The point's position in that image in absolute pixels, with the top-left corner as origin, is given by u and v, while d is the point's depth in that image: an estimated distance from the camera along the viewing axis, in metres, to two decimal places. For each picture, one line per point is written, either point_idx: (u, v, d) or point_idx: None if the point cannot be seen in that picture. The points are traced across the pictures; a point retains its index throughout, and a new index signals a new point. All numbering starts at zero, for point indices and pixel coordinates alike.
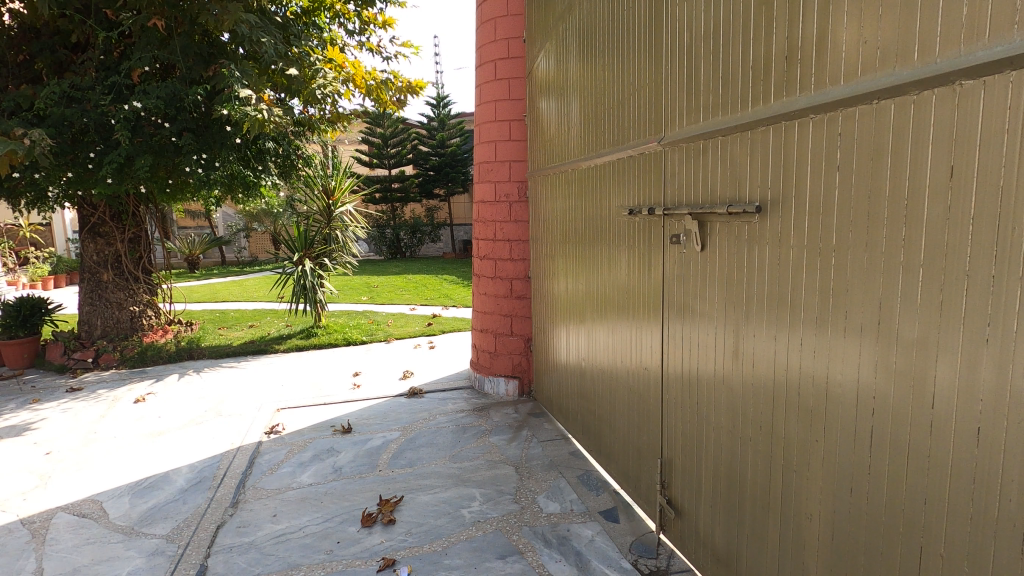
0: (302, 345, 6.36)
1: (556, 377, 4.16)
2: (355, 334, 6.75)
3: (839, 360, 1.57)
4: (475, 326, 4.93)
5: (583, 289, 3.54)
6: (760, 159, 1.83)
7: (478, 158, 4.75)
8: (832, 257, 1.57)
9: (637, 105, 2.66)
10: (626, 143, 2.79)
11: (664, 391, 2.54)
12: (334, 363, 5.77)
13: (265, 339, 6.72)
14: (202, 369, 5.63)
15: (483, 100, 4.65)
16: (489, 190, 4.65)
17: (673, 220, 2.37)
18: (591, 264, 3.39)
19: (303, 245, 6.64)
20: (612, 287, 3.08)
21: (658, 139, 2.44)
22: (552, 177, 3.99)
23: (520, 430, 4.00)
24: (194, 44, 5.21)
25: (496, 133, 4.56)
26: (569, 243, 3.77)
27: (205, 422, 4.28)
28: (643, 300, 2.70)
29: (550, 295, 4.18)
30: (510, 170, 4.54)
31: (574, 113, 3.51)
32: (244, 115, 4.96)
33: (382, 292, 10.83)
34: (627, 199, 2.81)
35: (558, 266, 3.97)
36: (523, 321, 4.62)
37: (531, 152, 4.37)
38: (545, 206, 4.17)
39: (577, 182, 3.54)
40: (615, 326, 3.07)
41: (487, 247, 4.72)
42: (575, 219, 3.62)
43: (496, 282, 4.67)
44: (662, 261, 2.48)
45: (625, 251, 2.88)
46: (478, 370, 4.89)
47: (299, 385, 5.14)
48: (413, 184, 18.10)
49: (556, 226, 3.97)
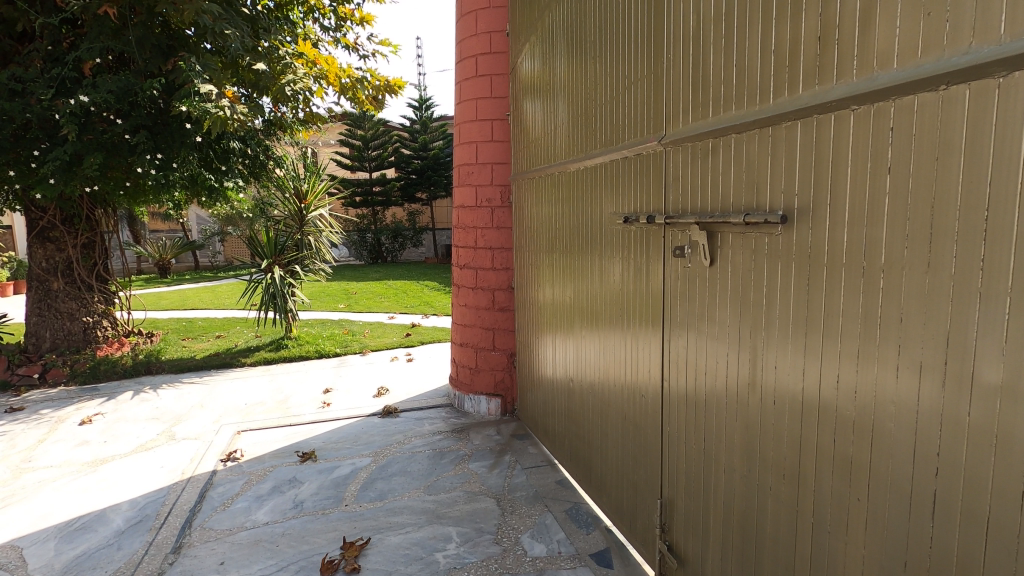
0: (271, 359, 5.96)
1: (541, 395, 3.85)
2: (329, 346, 6.36)
3: (889, 403, 1.29)
4: (455, 340, 4.61)
5: (571, 303, 3.24)
6: (783, 160, 1.54)
7: (458, 160, 4.44)
8: (881, 278, 1.28)
9: (633, 102, 2.37)
10: (620, 143, 2.50)
11: (664, 422, 2.24)
12: (303, 378, 5.39)
13: (231, 351, 6.30)
14: (159, 386, 5.20)
15: (463, 98, 4.35)
16: (470, 194, 4.34)
17: (675, 230, 2.08)
18: (580, 277, 3.09)
19: (272, 252, 6.24)
20: (604, 303, 2.78)
21: (658, 138, 2.15)
22: (537, 181, 3.70)
23: (502, 455, 3.68)
24: (152, 35, 4.83)
25: (477, 133, 4.26)
26: (554, 253, 3.48)
27: (154, 449, 3.88)
28: (640, 318, 2.41)
29: (535, 307, 3.87)
30: (492, 173, 4.23)
31: (560, 112, 3.23)
32: (204, 112, 4.57)
33: (361, 299, 10.44)
34: (622, 206, 2.52)
35: (544, 276, 3.68)
36: (506, 335, 4.31)
37: (515, 153, 4.07)
38: (529, 212, 3.87)
39: (564, 187, 3.26)
40: (608, 345, 2.77)
41: (468, 255, 4.40)
42: (562, 226, 3.33)
43: (477, 293, 4.35)
44: (662, 274, 2.20)
45: (618, 262, 2.59)
46: (458, 387, 4.56)
47: (264, 403, 4.75)
48: (395, 188, 17.72)
49: (541, 233, 3.68)
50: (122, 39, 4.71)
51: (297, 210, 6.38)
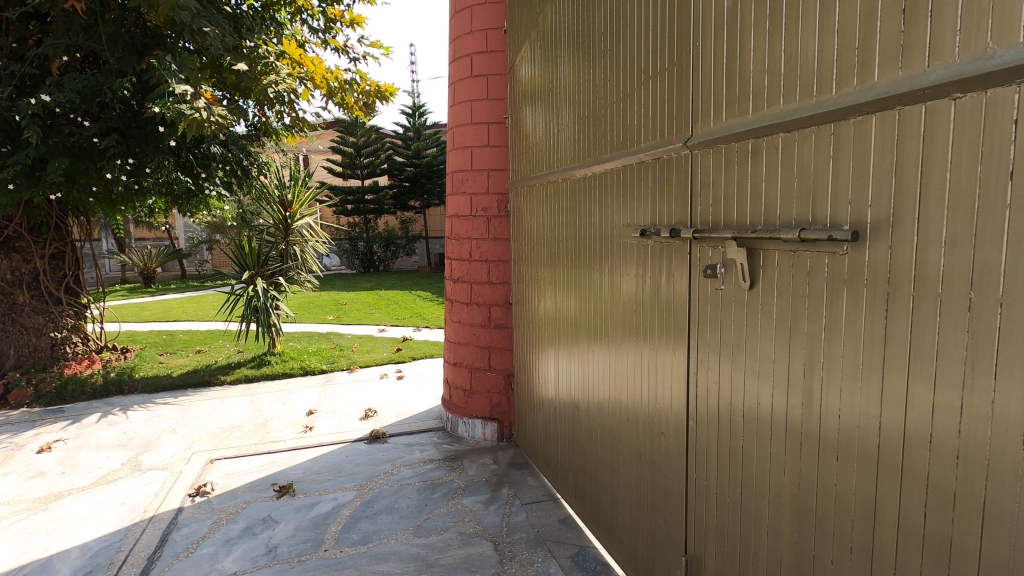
0: (252, 376, 5.61)
1: (542, 422, 3.53)
2: (314, 362, 6.02)
3: (1008, 476, 0.99)
4: (448, 359, 4.30)
5: (578, 324, 2.92)
6: (852, 164, 1.25)
7: (452, 166, 4.15)
8: (998, 314, 0.99)
9: (650, 100, 2.08)
10: (635, 146, 2.20)
11: (688, 467, 1.94)
12: (286, 399, 5.04)
13: (211, 367, 5.95)
14: (130, 408, 4.84)
15: (457, 101, 4.06)
16: (464, 203, 4.05)
17: (705, 245, 1.78)
18: (586, 295, 2.79)
19: (254, 263, 5.89)
20: (616, 325, 2.48)
21: (682, 139, 1.86)
22: (538, 189, 3.39)
23: (499, 488, 3.36)
24: (125, 32, 4.52)
25: (472, 137, 3.97)
26: (558, 268, 3.16)
27: (117, 481, 3.53)
28: (660, 345, 2.10)
29: (536, 326, 3.55)
30: (488, 180, 3.94)
31: (565, 113, 2.93)
32: (179, 114, 4.25)
33: (350, 310, 10.09)
34: (636, 217, 2.22)
35: (545, 292, 3.38)
36: (502, 354, 4.00)
37: (513, 159, 3.78)
38: (529, 223, 3.56)
39: (569, 196, 2.95)
40: (619, 374, 2.46)
41: (462, 268, 4.10)
42: (567, 240, 3.01)
43: (471, 309, 4.05)
44: (689, 297, 1.89)
45: (633, 282, 2.28)
46: (451, 409, 4.24)
47: (241, 427, 4.40)
48: (387, 196, 17.43)
49: (543, 246, 3.37)
50: (92, 36, 4.41)
51: (282, 219, 6.05)
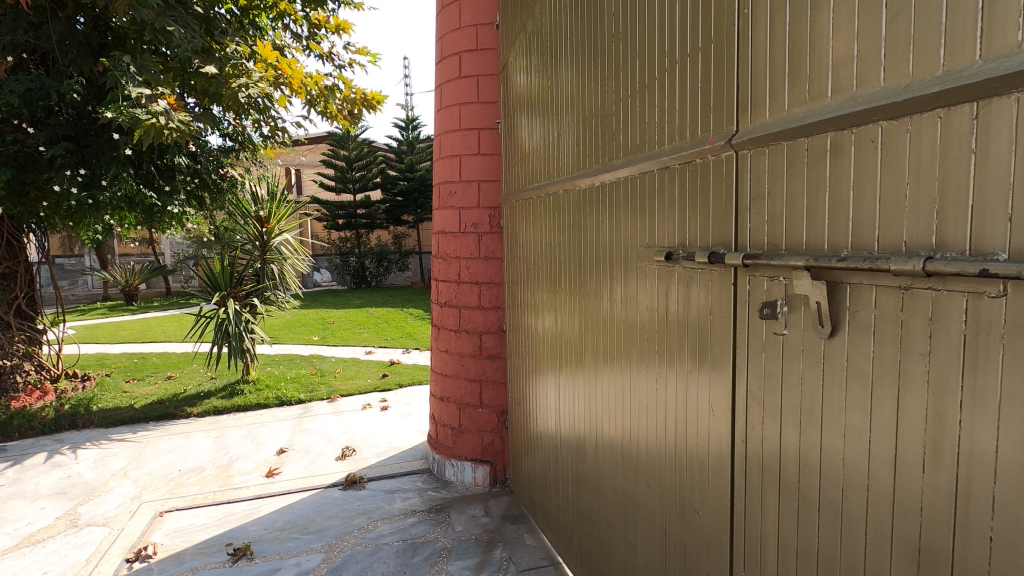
0: (222, 408, 5.12)
1: (541, 470, 3.06)
2: (292, 390, 5.54)
3: None
4: (435, 393, 3.83)
5: (583, 362, 2.47)
6: (1013, 161, 0.83)
7: (438, 178, 3.73)
8: None
9: (676, 90, 1.66)
10: (655, 148, 1.78)
11: (735, 564, 1.48)
12: (256, 435, 4.55)
13: (178, 396, 5.46)
14: (82, 445, 4.35)
15: (444, 105, 3.65)
16: (452, 218, 3.61)
17: (759, 274, 1.34)
18: (593, 329, 2.34)
19: (227, 283, 5.45)
20: (629, 367, 2.03)
21: (724, 138, 1.43)
22: (537, 203, 2.95)
23: (491, 548, 2.89)
24: (80, 32, 4.12)
25: (461, 145, 3.55)
26: (559, 295, 2.72)
27: (46, 541, 3.03)
28: (692, 401, 1.65)
29: (534, 360, 3.10)
30: (479, 193, 3.52)
31: (567, 114, 2.51)
32: (133, 118, 3.83)
33: (338, 330, 9.61)
34: (657, 237, 1.79)
35: (542, 320, 2.95)
36: (495, 389, 3.55)
37: (507, 169, 3.37)
38: (526, 242, 3.13)
39: (571, 210, 2.52)
40: (635, 429, 2.01)
41: (449, 291, 3.66)
42: (568, 262, 2.58)
43: (460, 338, 3.60)
44: (734, 342, 1.45)
45: (654, 318, 1.84)
46: (438, 450, 3.77)
47: (202, 470, 3.91)
48: (380, 211, 17.03)
49: (542, 267, 2.92)
50: (42, 36, 4.03)
51: (257, 235, 5.60)
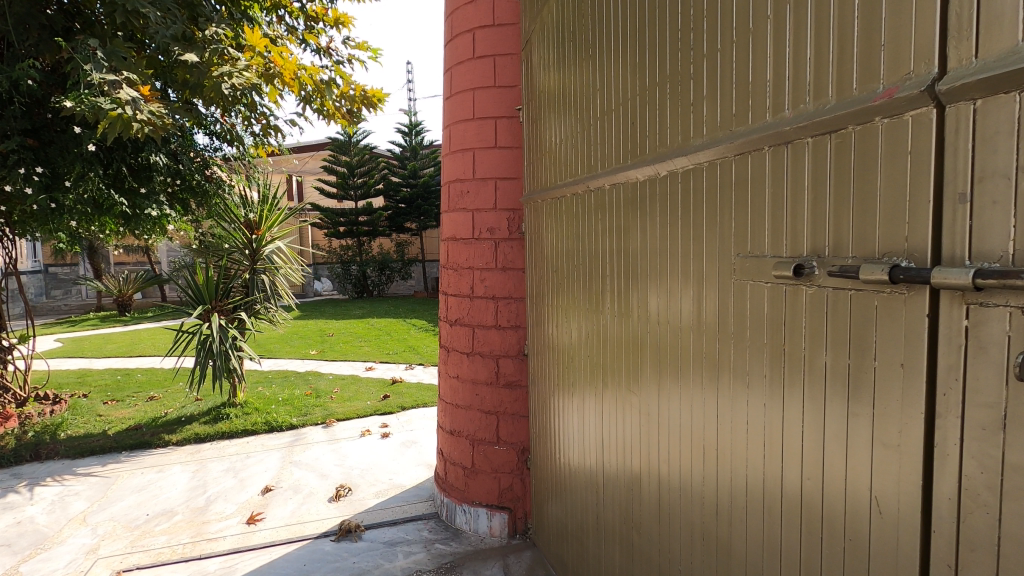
0: (204, 435, 4.59)
1: (573, 525, 2.51)
2: (283, 414, 5.02)
3: None
4: (443, 425, 3.31)
5: (634, 400, 1.94)
6: None
7: (448, 176, 3.22)
8: None
9: (802, 32, 1.15)
10: (766, 115, 1.26)
11: None
12: (239, 470, 4.02)
13: (157, 421, 4.94)
14: (41, 482, 3.83)
15: (453, 92, 3.15)
16: (464, 223, 3.10)
17: (992, 304, 0.82)
18: (651, 361, 1.80)
19: (212, 296, 4.92)
20: (712, 414, 1.50)
21: (912, 88, 0.91)
22: (571, 202, 2.41)
23: None
24: (41, 13, 3.65)
25: (475, 137, 3.05)
26: (600, 315, 2.19)
27: None
28: (833, 483, 1.11)
29: (566, 391, 2.56)
30: (495, 192, 3.01)
31: (613, 89, 1.98)
32: (94, 108, 3.32)
33: (337, 343, 9.09)
34: (766, 244, 1.26)
35: (576, 342, 2.42)
36: (514, 423, 3.02)
37: (530, 163, 2.86)
38: (554, 249, 2.60)
39: (619, 209, 1.98)
40: (722, 501, 1.47)
41: (460, 308, 3.14)
42: (615, 274, 2.04)
43: (473, 363, 3.08)
44: (931, 408, 0.92)
45: (760, 354, 1.31)
46: (448, 492, 3.24)
47: (173, 515, 3.38)
48: (382, 218, 16.57)
49: (576, 279, 2.40)
50: None
51: (246, 242, 5.09)
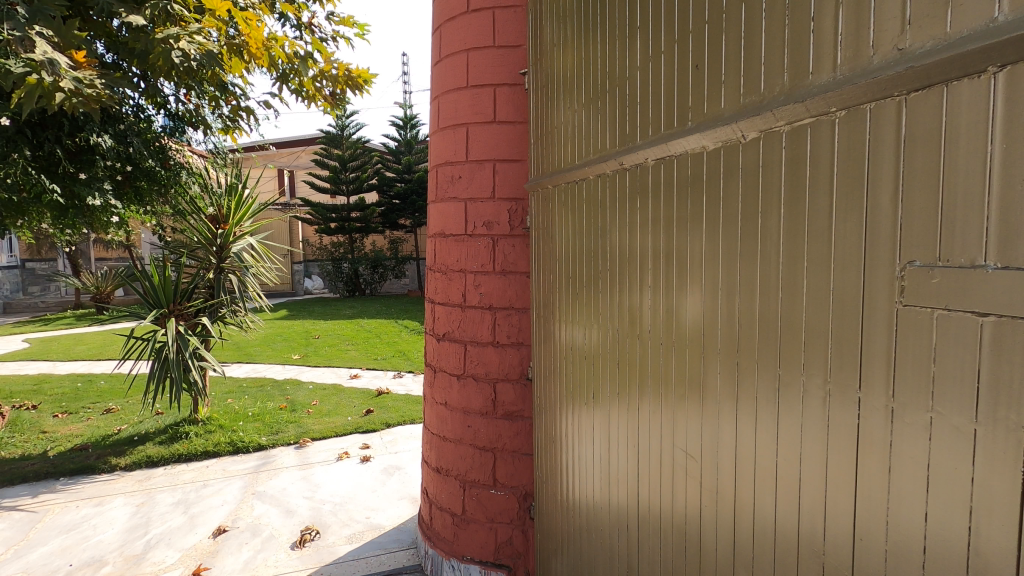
0: (157, 459, 4.02)
1: None
2: (251, 432, 4.45)
3: None
4: (429, 461, 2.75)
5: (689, 461, 1.34)
6: None
7: (436, 159, 2.65)
8: None
9: None
10: (999, 9, 0.67)
11: None
12: (191, 503, 3.43)
13: (106, 440, 4.35)
14: None
15: (443, 55, 2.58)
16: (455, 216, 2.53)
17: None
18: (722, 411, 1.21)
19: (168, 299, 4.32)
20: (842, 513, 0.92)
21: None
22: (592, 185, 1.81)
23: None
24: None
25: (468, 110, 2.47)
26: (633, 334, 1.59)
27: None
28: None
29: (586, 429, 1.95)
30: (493, 178, 2.43)
31: (658, 25, 1.41)
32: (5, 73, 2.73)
33: (323, 345, 8.52)
34: (988, 248, 0.70)
35: (597, 367, 1.84)
36: (514, 462, 2.45)
37: (537, 142, 2.29)
38: (568, 247, 2.02)
39: (664, 194, 1.40)
40: None
41: (449, 320, 2.57)
42: (658, 280, 1.45)
43: (464, 388, 2.51)
44: None
45: (966, 444, 0.74)
46: (434, 542, 2.67)
47: (101, 566, 2.80)
48: (375, 214, 15.96)
49: (600, 285, 1.79)
50: None
51: (210, 240, 4.50)
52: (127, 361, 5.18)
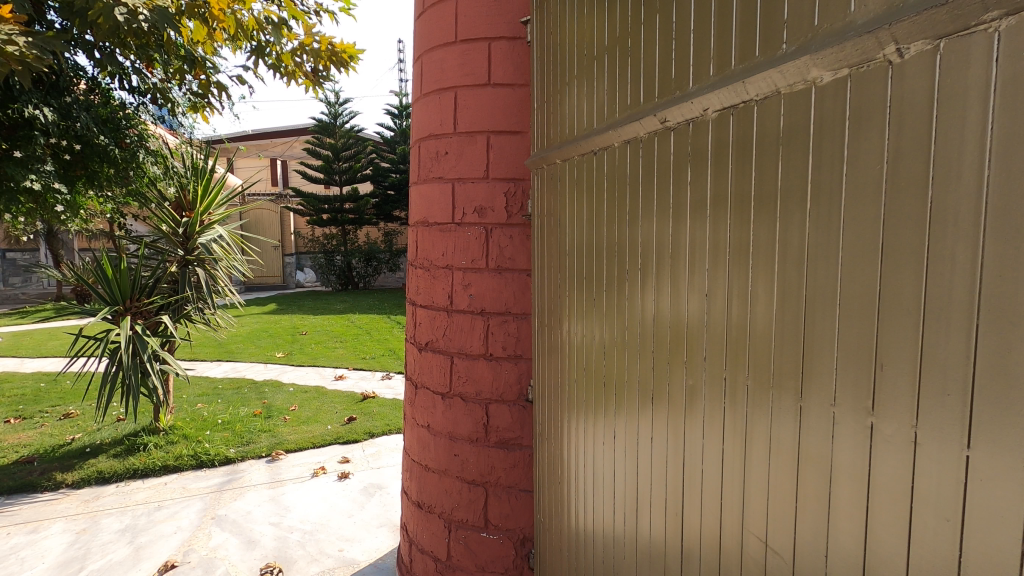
0: (109, 474, 3.58)
1: None
2: (219, 443, 4.01)
3: None
4: (409, 493, 2.32)
5: (772, 558, 0.88)
6: None
7: (419, 133, 2.21)
8: None
9: None
10: None
11: None
12: (138, 532, 2.99)
13: (55, 451, 3.90)
14: None
15: (427, 5, 2.14)
16: (441, 200, 2.09)
17: None
18: (839, 500, 0.76)
19: (123, 294, 3.86)
20: None
21: None
22: (613, 157, 1.35)
23: None
24: None
25: (457, 70, 2.02)
26: (680, 358, 1.12)
27: None
28: None
29: (605, 474, 1.48)
30: (486, 153, 1.98)
31: None
32: None
33: (308, 342, 8.07)
34: None
35: (621, 391, 1.38)
36: (508, 500, 2.01)
37: (542, 107, 1.84)
38: (580, 237, 1.57)
39: (733, 160, 0.93)
40: None
41: (433, 327, 2.13)
42: (720, 285, 0.99)
43: (450, 410, 2.08)
44: None
45: None
46: None
47: None
48: (369, 205, 15.48)
49: (629, 287, 1.32)
50: None
51: (173, 229, 4.10)
52: (86, 362, 4.71)
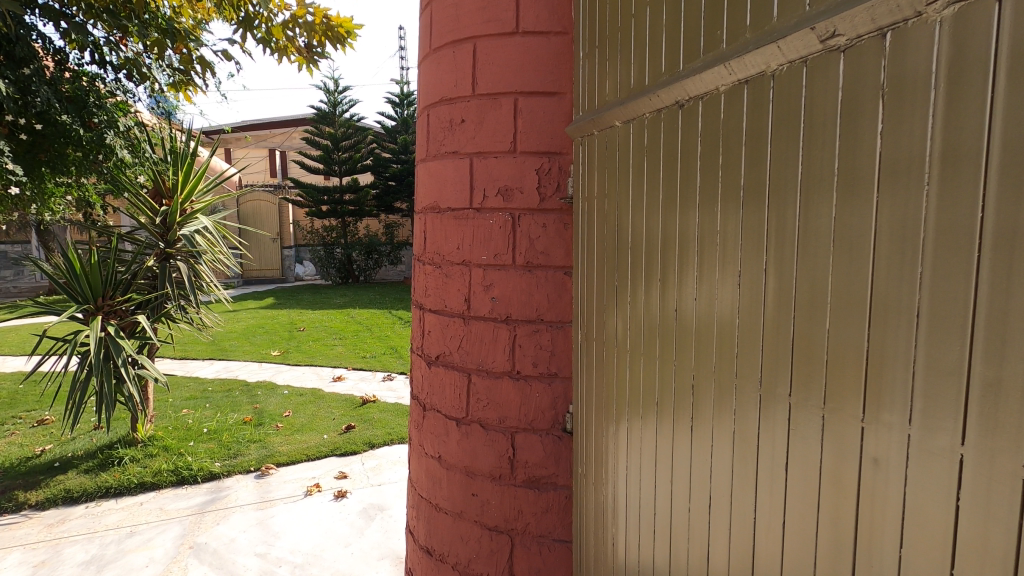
0: (78, 493, 3.20)
1: None
2: (203, 455, 3.64)
3: None
4: (416, 535, 1.94)
5: None
6: None
7: (429, 99, 1.80)
8: None
9: None
10: None
11: None
12: (104, 564, 2.61)
13: (21, 465, 3.52)
14: None
15: None
16: (456, 180, 1.68)
17: None
18: None
19: (94, 288, 3.48)
20: None
21: None
22: (711, 111, 0.94)
23: None
24: None
25: (477, 14, 1.61)
26: (845, 416, 0.71)
27: None
28: None
29: (683, 553, 1.08)
30: (513, 120, 1.57)
31: None
32: None
33: (306, 340, 7.68)
34: None
35: (715, 442, 0.97)
36: (539, 553, 1.62)
37: (589, 58, 1.43)
38: (646, 225, 1.17)
39: (1004, 83, 0.51)
40: None
41: (446, 337, 1.74)
42: (953, 304, 0.57)
43: (467, 440, 1.69)
44: None
45: None
46: None
47: None
48: (369, 196, 15.05)
49: (738, 294, 0.90)
50: None
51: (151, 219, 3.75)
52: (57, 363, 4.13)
